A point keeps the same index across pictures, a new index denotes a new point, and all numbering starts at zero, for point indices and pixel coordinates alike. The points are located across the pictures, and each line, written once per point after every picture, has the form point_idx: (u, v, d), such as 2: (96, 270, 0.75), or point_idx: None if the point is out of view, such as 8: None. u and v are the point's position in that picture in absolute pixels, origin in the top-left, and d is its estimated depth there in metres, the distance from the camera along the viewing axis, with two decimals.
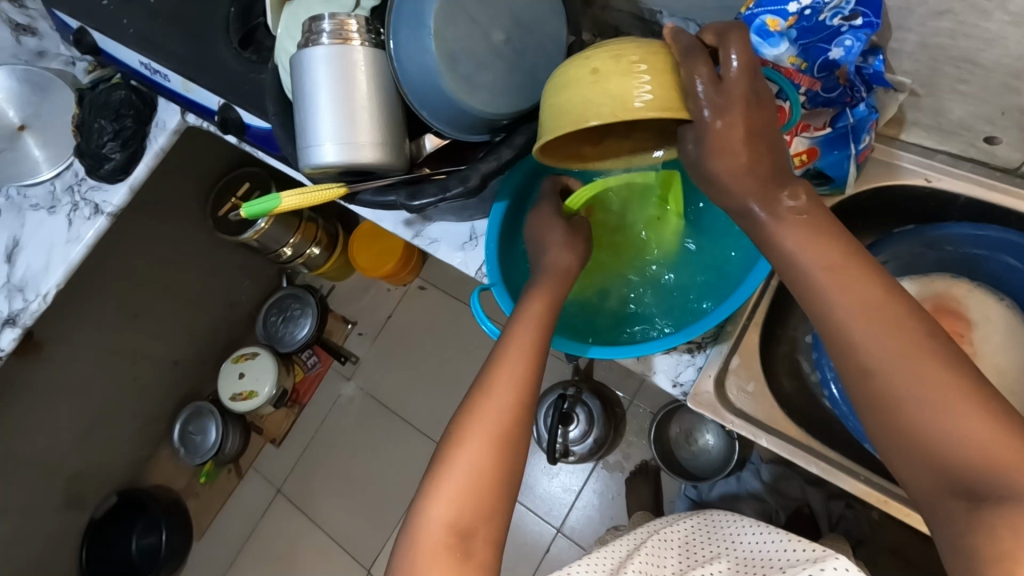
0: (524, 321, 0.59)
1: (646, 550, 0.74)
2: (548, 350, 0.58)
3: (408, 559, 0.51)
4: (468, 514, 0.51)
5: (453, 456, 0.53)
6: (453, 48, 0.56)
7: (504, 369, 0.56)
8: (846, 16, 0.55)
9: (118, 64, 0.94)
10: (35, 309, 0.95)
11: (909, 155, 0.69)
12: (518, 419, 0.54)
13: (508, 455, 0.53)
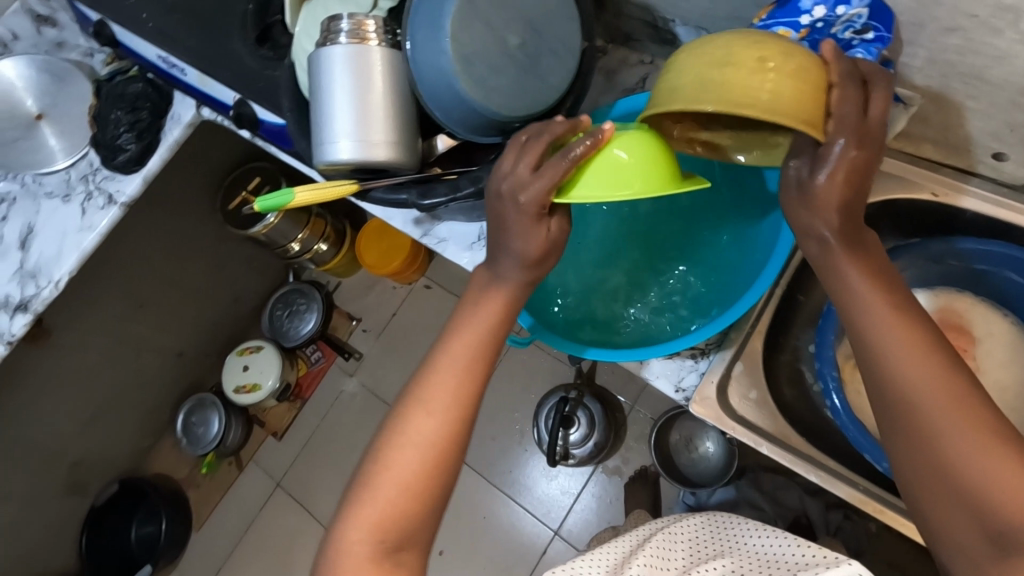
0: (464, 330, 0.58)
1: (653, 544, 0.75)
2: (485, 366, 0.58)
3: (339, 561, 0.54)
4: (400, 522, 0.54)
5: (385, 465, 0.55)
6: (468, 48, 0.57)
7: (440, 380, 0.57)
8: (857, 30, 0.54)
9: (136, 57, 0.96)
10: (47, 296, 0.96)
11: (918, 169, 0.69)
12: (445, 436, 0.55)
13: (441, 466, 0.55)
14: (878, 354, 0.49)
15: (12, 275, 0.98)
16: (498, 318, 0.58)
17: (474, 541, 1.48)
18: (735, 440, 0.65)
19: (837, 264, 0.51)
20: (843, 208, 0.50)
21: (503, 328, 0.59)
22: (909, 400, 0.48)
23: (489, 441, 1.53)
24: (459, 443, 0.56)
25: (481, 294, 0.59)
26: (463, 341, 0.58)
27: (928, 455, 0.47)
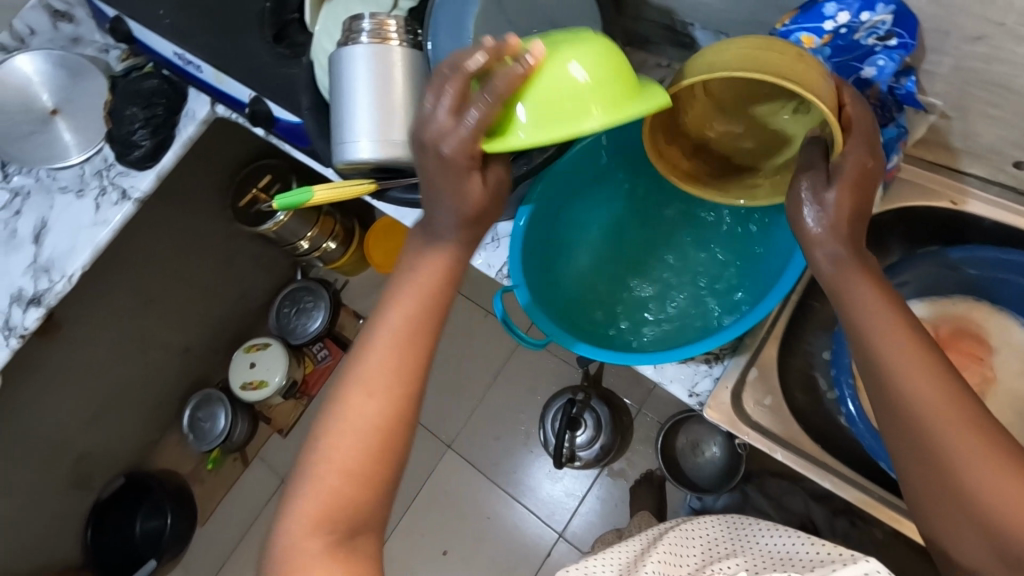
0: (399, 303, 0.57)
1: (666, 542, 0.74)
2: (423, 341, 0.56)
3: (286, 552, 0.52)
4: (350, 505, 0.52)
5: (330, 448, 0.53)
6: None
7: (379, 356, 0.55)
8: (881, 37, 0.55)
9: (153, 53, 0.96)
10: (61, 290, 0.96)
11: (936, 175, 0.69)
12: (388, 417, 0.54)
13: (390, 445, 0.54)
14: (884, 367, 0.51)
15: (25, 269, 0.98)
16: (433, 290, 0.57)
17: (479, 541, 1.47)
18: (750, 445, 0.65)
19: (844, 280, 0.54)
20: (844, 227, 0.54)
21: (439, 301, 0.57)
22: (913, 410, 0.50)
23: (494, 441, 1.53)
24: (406, 420, 0.55)
25: (416, 266, 0.58)
26: (400, 316, 0.56)
27: (931, 463, 0.49)
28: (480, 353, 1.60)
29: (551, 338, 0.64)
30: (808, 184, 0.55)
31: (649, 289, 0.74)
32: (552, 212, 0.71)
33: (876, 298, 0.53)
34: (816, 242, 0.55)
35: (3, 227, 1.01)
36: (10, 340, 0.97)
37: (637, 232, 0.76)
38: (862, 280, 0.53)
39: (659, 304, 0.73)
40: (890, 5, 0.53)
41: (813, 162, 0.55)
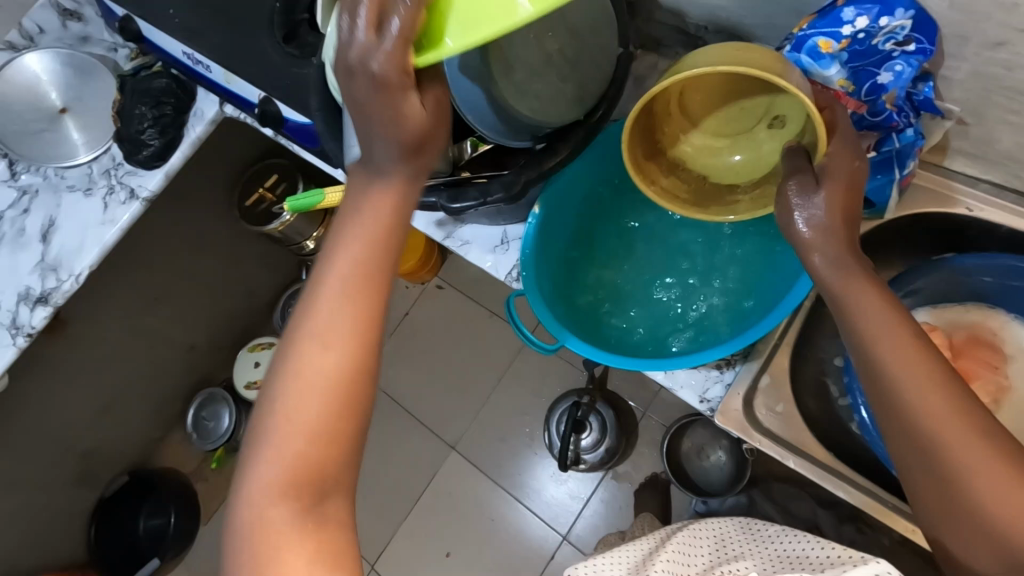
0: (347, 242, 0.51)
1: (677, 541, 0.74)
2: (384, 279, 0.51)
3: (254, 527, 0.47)
4: (315, 470, 0.47)
5: (288, 410, 0.48)
6: (507, 60, 0.60)
7: (330, 304, 0.49)
8: (899, 42, 0.55)
9: (161, 52, 0.96)
10: (68, 289, 0.96)
11: (951, 183, 0.69)
12: (350, 364, 0.49)
13: (353, 400, 0.49)
14: (889, 377, 0.51)
15: (32, 267, 0.98)
16: (389, 222, 0.51)
17: (484, 543, 1.47)
18: (762, 453, 0.65)
19: (839, 287, 0.54)
20: (837, 234, 0.55)
21: (396, 232, 0.52)
22: (919, 422, 0.49)
23: (498, 443, 1.52)
24: (366, 370, 0.49)
25: (361, 200, 0.52)
26: (349, 256, 0.50)
27: (938, 475, 0.48)
28: (485, 354, 1.59)
29: (561, 342, 0.64)
30: (797, 187, 0.56)
31: (662, 293, 0.74)
32: (565, 219, 0.72)
33: (879, 306, 0.52)
34: (811, 249, 0.56)
35: (10, 225, 1.00)
36: (17, 339, 0.97)
37: (650, 237, 0.76)
38: (863, 288, 0.53)
39: (671, 308, 0.73)
40: (910, 10, 0.53)
41: (800, 165, 0.57)
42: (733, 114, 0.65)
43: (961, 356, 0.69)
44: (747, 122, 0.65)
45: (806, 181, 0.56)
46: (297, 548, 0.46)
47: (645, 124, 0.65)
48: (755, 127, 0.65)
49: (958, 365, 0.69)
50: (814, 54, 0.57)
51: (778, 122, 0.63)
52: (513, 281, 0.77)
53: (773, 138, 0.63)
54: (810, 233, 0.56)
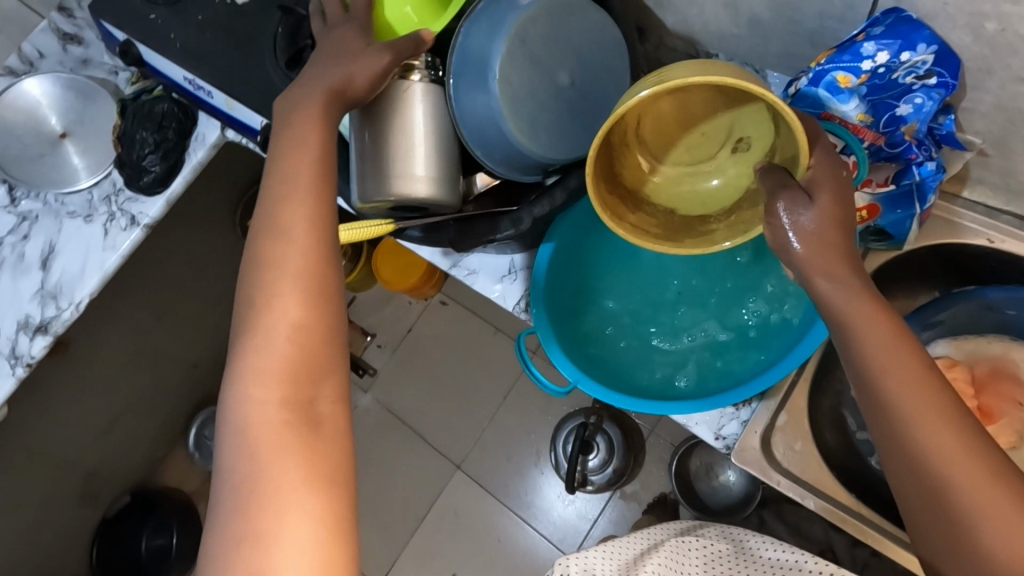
0: (297, 156, 0.55)
1: (670, 548, 0.83)
2: (334, 202, 0.55)
3: (243, 437, 0.48)
4: (295, 371, 0.49)
5: (262, 334, 0.50)
6: (517, 95, 0.59)
7: (292, 213, 0.53)
8: (920, 75, 0.55)
9: (162, 76, 0.94)
10: (68, 318, 0.95)
11: (972, 214, 0.68)
12: (315, 277, 0.52)
13: (322, 298, 0.52)
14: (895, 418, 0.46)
15: (32, 295, 0.97)
16: (324, 149, 0.55)
17: (490, 564, 1.45)
18: (780, 493, 0.64)
19: (838, 312, 0.49)
20: (838, 257, 0.50)
21: (332, 159, 0.56)
22: (930, 471, 0.45)
23: (505, 462, 1.50)
24: (331, 273, 0.53)
25: (303, 121, 0.56)
26: (302, 171, 0.54)
27: (943, 522, 0.44)
28: (490, 371, 1.57)
29: (575, 384, 0.65)
30: (786, 206, 0.51)
31: (675, 314, 0.73)
32: (570, 251, 0.72)
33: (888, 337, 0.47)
34: (815, 267, 0.50)
35: (10, 250, 0.99)
36: (16, 369, 0.95)
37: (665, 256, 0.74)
38: (862, 306, 0.48)
39: (687, 331, 0.71)
40: (932, 46, 0.53)
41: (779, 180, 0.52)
42: (694, 142, 0.61)
43: (984, 391, 0.67)
44: (710, 148, 0.61)
45: (789, 199, 0.51)
46: (288, 450, 0.47)
47: (606, 157, 0.60)
48: (718, 153, 0.60)
49: (980, 401, 0.67)
50: (832, 90, 0.58)
51: (742, 145, 0.59)
52: (520, 312, 0.76)
53: (739, 162, 0.59)
54: (800, 246, 0.51)
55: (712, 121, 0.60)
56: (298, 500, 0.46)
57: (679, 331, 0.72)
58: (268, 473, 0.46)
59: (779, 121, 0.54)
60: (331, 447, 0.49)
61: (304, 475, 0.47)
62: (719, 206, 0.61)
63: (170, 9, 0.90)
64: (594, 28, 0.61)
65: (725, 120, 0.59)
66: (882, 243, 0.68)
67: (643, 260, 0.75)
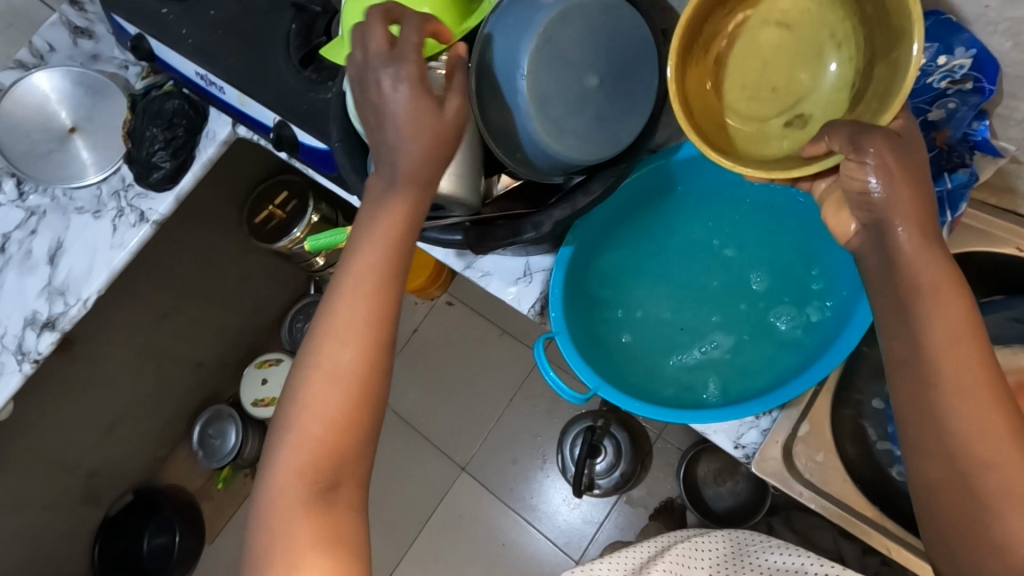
0: (372, 235, 0.53)
1: (676, 550, 0.83)
2: (400, 289, 0.53)
3: (269, 504, 0.50)
4: (329, 452, 0.50)
5: (304, 407, 0.51)
6: (545, 95, 0.58)
7: (352, 296, 0.52)
8: (956, 80, 0.56)
9: (172, 72, 0.93)
10: (75, 314, 0.94)
11: (1000, 222, 0.70)
12: (366, 362, 0.51)
13: (369, 387, 0.51)
14: (933, 407, 0.46)
15: (39, 292, 0.96)
16: (404, 233, 0.53)
17: (493, 567, 1.43)
18: (801, 503, 0.64)
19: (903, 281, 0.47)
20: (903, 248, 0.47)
21: (412, 242, 0.54)
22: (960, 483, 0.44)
23: (510, 465, 1.49)
24: (383, 360, 0.52)
25: (387, 197, 0.53)
26: (373, 252, 0.52)
27: (965, 512, 0.45)
28: (496, 373, 1.56)
29: (594, 391, 0.64)
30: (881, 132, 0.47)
31: (697, 338, 0.71)
32: (595, 254, 0.72)
33: (954, 322, 0.46)
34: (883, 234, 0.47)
35: (18, 246, 0.98)
36: (23, 365, 0.94)
37: (691, 279, 0.73)
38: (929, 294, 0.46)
39: (701, 350, 0.70)
40: (971, 49, 0.54)
41: (863, 125, 0.47)
42: (760, 94, 0.56)
43: None
44: (766, 109, 0.56)
45: (878, 138, 0.47)
46: (308, 532, 0.48)
47: (689, 43, 0.54)
48: (770, 119, 0.56)
49: None
50: None
51: (798, 120, 0.55)
52: (534, 316, 0.75)
53: (788, 137, 0.55)
54: (881, 191, 0.48)
55: (794, 81, 0.55)
56: None
57: (695, 349, 0.70)
58: (287, 547, 0.48)
59: (860, 101, 0.51)
60: (347, 535, 0.49)
61: (314, 552, 0.48)
62: (751, 154, 0.55)
63: (181, 5, 0.89)
64: (629, 31, 0.59)
65: (802, 89, 0.55)
66: None
67: (668, 277, 0.74)
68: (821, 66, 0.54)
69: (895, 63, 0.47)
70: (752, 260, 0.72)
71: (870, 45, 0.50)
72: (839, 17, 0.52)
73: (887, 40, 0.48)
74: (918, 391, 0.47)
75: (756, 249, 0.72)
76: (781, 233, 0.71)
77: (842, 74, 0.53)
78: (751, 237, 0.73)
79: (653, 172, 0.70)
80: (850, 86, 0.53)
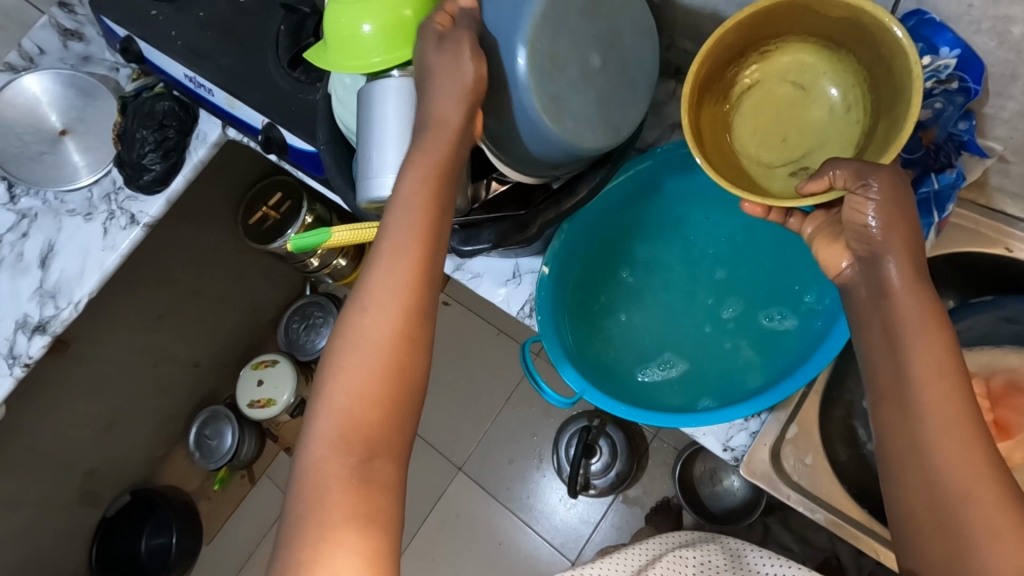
0: (405, 207, 0.53)
1: (667, 558, 0.84)
2: (434, 265, 0.53)
3: (303, 483, 0.48)
4: (364, 425, 0.49)
5: (338, 383, 0.50)
6: (549, 70, 0.55)
7: (385, 268, 0.52)
8: (942, 80, 0.56)
9: (163, 74, 0.93)
10: (66, 317, 0.94)
11: (989, 221, 0.70)
12: (400, 337, 0.51)
13: (406, 357, 0.51)
14: (913, 438, 0.46)
15: (31, 294, 0.95)
16: (434, 209, 0.53)
17: (491, 568, 1.43)
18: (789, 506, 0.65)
19: (894, 302, 0.48)
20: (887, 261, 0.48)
21: (445, 219, 0.54)
22: (946, 501, 0.44)
23: (506, 465, 1.49)
24: (418, 336, 0.52)
25: (419, 164, 0.53)
26: (409, 223, 0.53)
27: (954, 540, 0.44)
28: (493, 372, 1.56)
29: (580, 394, 0.64)
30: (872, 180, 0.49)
31: (655, 358, 0.70)
32: (584, 256, 0.73)
33: (940, 356, 0.46)
34: (884, 256, 0.49)
35: (9, 249, 0.98)
36: (14, 369, 0.94)
37: (695, 273, 0.73)
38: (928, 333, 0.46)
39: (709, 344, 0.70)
40: (955, 49, 0.54)
41: (870, 163, 0.50)
42: (771, 142, 0.61)
43: (999, 404, 0.68)
44: (774, 157, 0.61)
45: (885, 175, 0.49)
46: (346, 507, 0.46)
47: (711, 80, 0.59)
48: (777, 166, 0.60)
49: (996, 415, 0.68)
50: None
51: (802, 171, 0.59)
52: (524, 317, 0.74)
53: (791, 182, 0.59)
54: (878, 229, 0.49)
55: (804, 134, 0.60)
56: (341, 550, 0.45)
57: (704, 344, 0.70)
58: (318, 522, 0.46)
59: (859, 156, 0.55)
60: (384, 509, 0.47)
61: (350, 524, 0.46)
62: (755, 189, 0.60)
63: (173, 6, 0.89)
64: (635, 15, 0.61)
65: (811, 142, 0.60)
66: None
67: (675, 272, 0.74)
68: (828, 126, 0.59)
69: (896, 118, 0.51)
70: (744, 255, 0.72)
71: (876, 107, 0.55)
72: (851, 82, 0.57)
73: (889, 103, 0.53)
74: (901, 420, 0.47)
75: (744, 262, 0.72)
76: (766, 232, 0.71)
77: (848, 132, 0.58)
78: (745, 237, 0.72)
79: (641, 172, 0.70)
80: (854, 146, 0.57)
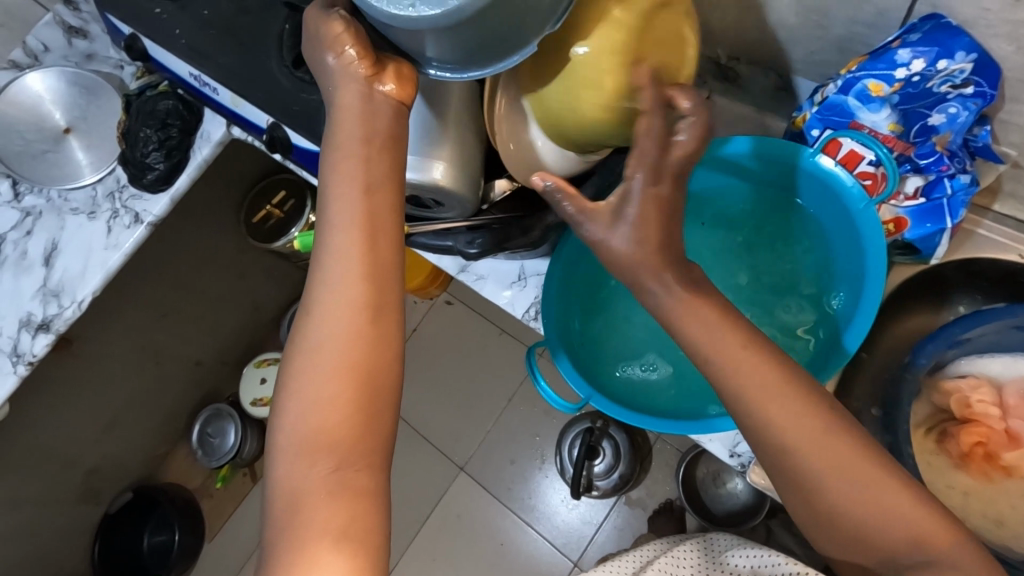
0: (341, 196, 0.50)
1: (662, 560, 0.83)
2: (384, 252, 0.50)
3: (281, 498, 0.46)
4: (332, 432, 0.47)
5: (301, 391, 0.48)
6: None
7: (333, 263, 0.49)
8: (957, 84, 0.56)
9: (165, 72, 0.92)
10: (70, 316, 0.94)
11: (1006, 229, 0.70)
12: (357, 334, 0.48)
13: (366, 351, 0.48)
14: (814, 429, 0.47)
15: (34, 293, 0.95)
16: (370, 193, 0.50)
17: (492, 568, 1.43)
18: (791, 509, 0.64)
19: None
20: None
21: (386, 200, 0.51)
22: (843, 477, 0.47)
23: (508, 465, 1.49)
24: (377, 330, 0.49)
25: (345, 148, 0.50)
26: (347, 211, 0.50)
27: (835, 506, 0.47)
28: (496, 373, 1.56)
29: (587, 400, 0.63)
30: None
31: (641, 357, 0.71)
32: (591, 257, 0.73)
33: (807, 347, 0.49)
34: None
35: (12, 248, 0.98)
36: (18, 367, 0.94)
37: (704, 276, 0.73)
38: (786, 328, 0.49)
39: None
40: (971, 53, 0.54)
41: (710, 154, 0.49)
42: None
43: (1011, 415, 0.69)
44: None
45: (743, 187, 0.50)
46: (325, 519, 0.45)
47: None
48: None
49: (1007, 425, 0.69)
50: (864, 98, 0.61)
51: None
52: (528, 319, 0.74)
53: None
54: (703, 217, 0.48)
55: None
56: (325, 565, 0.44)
57: None
58: (298, 536, 0.45)
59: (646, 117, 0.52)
60: (365, 516, 0.46)
61: (331, 538, 0.44)
62: None
63: (175, 4, 0.88)
64: None
65: None
66: (910, 256, 0.69)
67: None
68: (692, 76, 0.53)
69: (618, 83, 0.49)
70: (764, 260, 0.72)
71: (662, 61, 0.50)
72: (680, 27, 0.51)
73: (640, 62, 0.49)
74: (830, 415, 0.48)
75: None
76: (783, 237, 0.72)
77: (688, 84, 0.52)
78: None
79: None
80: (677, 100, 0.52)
